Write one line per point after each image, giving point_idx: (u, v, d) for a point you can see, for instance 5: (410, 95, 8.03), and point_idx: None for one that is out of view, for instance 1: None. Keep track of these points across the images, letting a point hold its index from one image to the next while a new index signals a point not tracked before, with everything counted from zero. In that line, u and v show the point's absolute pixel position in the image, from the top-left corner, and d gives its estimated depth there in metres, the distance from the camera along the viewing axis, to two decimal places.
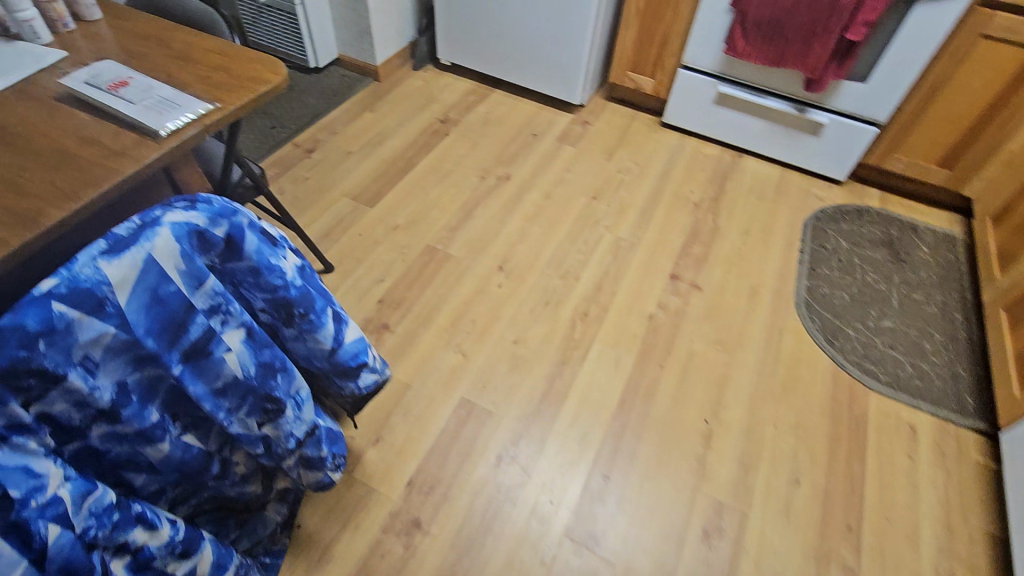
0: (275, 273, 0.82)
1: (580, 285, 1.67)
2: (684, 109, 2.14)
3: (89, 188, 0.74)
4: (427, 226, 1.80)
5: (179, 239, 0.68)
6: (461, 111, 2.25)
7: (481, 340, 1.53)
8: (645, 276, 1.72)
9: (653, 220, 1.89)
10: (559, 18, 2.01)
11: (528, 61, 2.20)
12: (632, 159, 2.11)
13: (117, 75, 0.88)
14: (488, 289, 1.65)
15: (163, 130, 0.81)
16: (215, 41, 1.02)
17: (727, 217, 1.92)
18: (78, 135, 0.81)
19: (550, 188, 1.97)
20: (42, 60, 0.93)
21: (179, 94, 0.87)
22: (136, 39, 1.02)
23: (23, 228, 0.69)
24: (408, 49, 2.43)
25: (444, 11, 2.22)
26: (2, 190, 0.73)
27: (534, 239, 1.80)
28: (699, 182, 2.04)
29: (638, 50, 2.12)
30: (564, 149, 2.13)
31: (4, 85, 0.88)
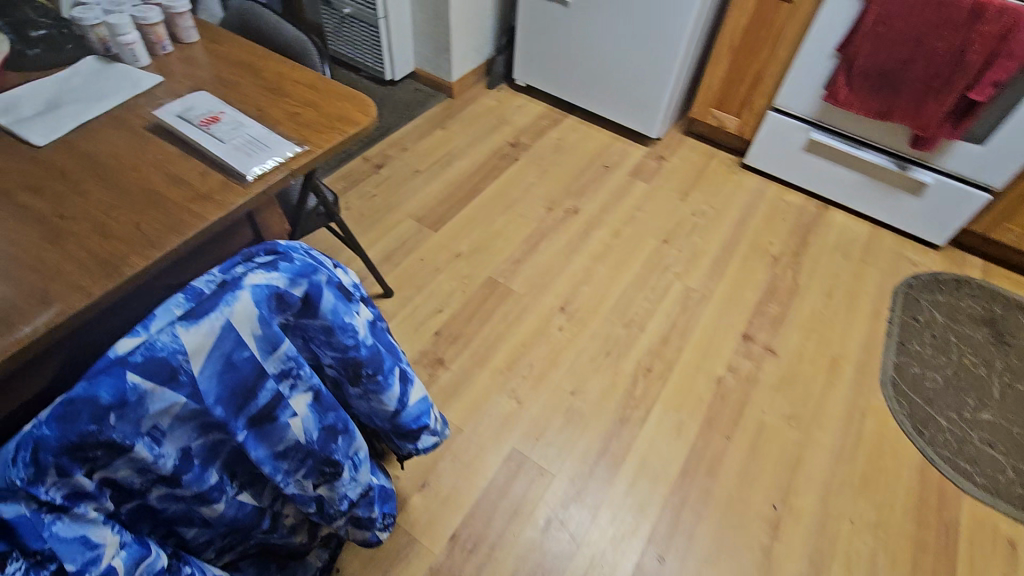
0: (348, 333, 0.78)
1: (644, 336, 1.58)
2: (769, 153, 2.02)
3: (172, 234, 0.71)
4: (490, 256, 1.75)
5: (258, 304, 0.65)
6: (533, 135, 2.20)
7: (537, 386, 1.46)
8: (715, 332, 1.61)
9: (726, 271, 1.78)
10: (647, 49, 1.92)
11: (607, 89, 2.13)
12: (709, 201, 2.00)
13: (210, 110, 0.85)
14: (548, 331, 1.58)
15: (250, 175, 0.78)
16: (306, 73, 1.00)
17: (808, 275, 1.78)
18: (166, 173, 0.79)
19: (619, 226, 1.88)
20: (138, 85, 0.93)
21: (268, 134, 0.84)
22: (230, 65, 1.01)
23: (105, 277, 0.66)
24: (485, 66, 2.40)
25: (526, 32, 2.17)
26: (88, 230, 0.71)
27: (599, 281, 1.72)
28: (779, 232, 1.91)
29: (725, 87, 2.01)
30: (637, 184, 2.04)
31: (100, 110, 0.88)
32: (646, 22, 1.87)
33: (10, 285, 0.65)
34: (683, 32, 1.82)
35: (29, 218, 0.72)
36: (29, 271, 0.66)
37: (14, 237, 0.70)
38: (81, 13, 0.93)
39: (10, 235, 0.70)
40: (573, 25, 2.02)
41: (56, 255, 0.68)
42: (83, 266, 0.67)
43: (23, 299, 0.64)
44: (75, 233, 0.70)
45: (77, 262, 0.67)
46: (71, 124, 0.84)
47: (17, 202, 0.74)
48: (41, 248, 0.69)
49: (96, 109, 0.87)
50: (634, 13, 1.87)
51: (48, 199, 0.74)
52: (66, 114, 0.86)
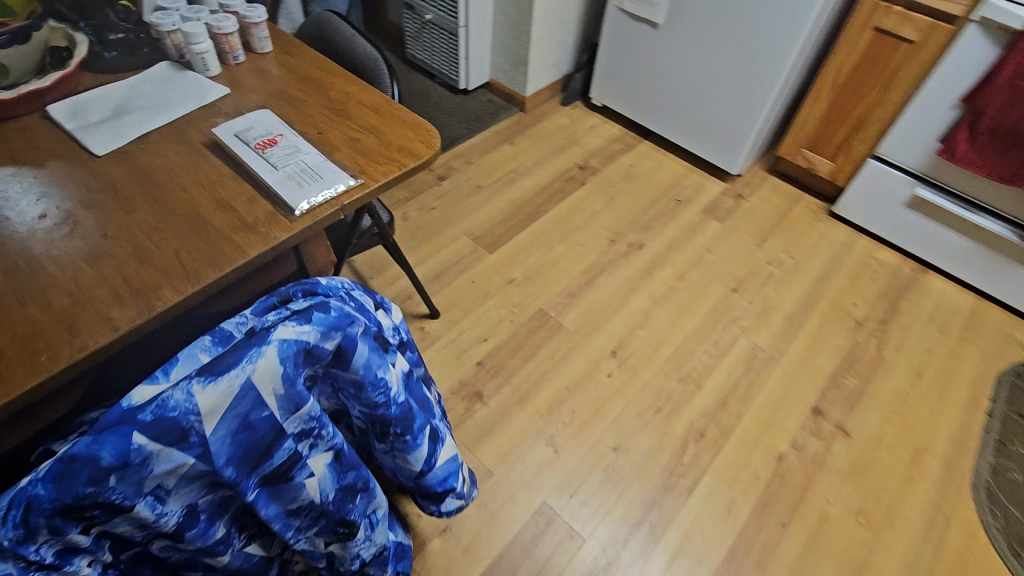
0: (378, 389, 0.72)
1: (700, 396, 1.46)
2: (864, 204, 1.83)
3: (209, 268, 0.67)
4: (544, 286, 1.67)
5: (284, 361, 0.60)
6: (603, 159, 2.10)
7: (577, 435, 1.37)
8: (781, 401, 1.46)
9: (801, 332, 1.62)
10: (739, 79, 1.79)
11: (690, 117, 2.00)
12: (788, 250, 1.83)
13: (269, 131, 0.82)
14: (596, 376, 1.48)
15: (298, 209, 0.74)
16: (373, 94, 0.95)
17: (896, 348, 1.59)
18: (215, 197, 0.75)
19: (685, 268, 1.75)
20: (203, 97, 0.90)
21: (324, 163, 0.80)
22: (297, 78, 0.97)
23: (136, 310, 0.63)
24: (561, 82, 2.31)
25: (608, 51, 2.07)
26: (128, 255, 0.68)
27: (657, 327, 1.60)
28: (866, 294, 1.72)
29: (822, 128, 1.83)
30: (710, 223, 1.90)
31: (163, 121, 0.86)
32: (741, 51, 1.73)
33: (42, 307, 0.63)
34: (783, 65, 1.67)
35: (74, 233, 0.70)
36: (64, 294, 0.64)
37: (57, 253, 0.68)
38: (159, 19, 0.92)
39: (52, 251, 0.68)
40: (661, 47, 1.91)
41: (92, 279, 0.65)
42: (115, 295, 0.64)
43: (51, 325, 0.61)
44: (114, 255, 0.68)
45: (110, 289, 0.65)
46: (131, 135, 0.82)
47: (66, 216, 0.72)
48: (79, 268, 0.66)
49: (158, 120, 0.85)
50: (729, 41, 1.74)
51: (96, 215, 0.73)
52: (128, 123, 0.84)
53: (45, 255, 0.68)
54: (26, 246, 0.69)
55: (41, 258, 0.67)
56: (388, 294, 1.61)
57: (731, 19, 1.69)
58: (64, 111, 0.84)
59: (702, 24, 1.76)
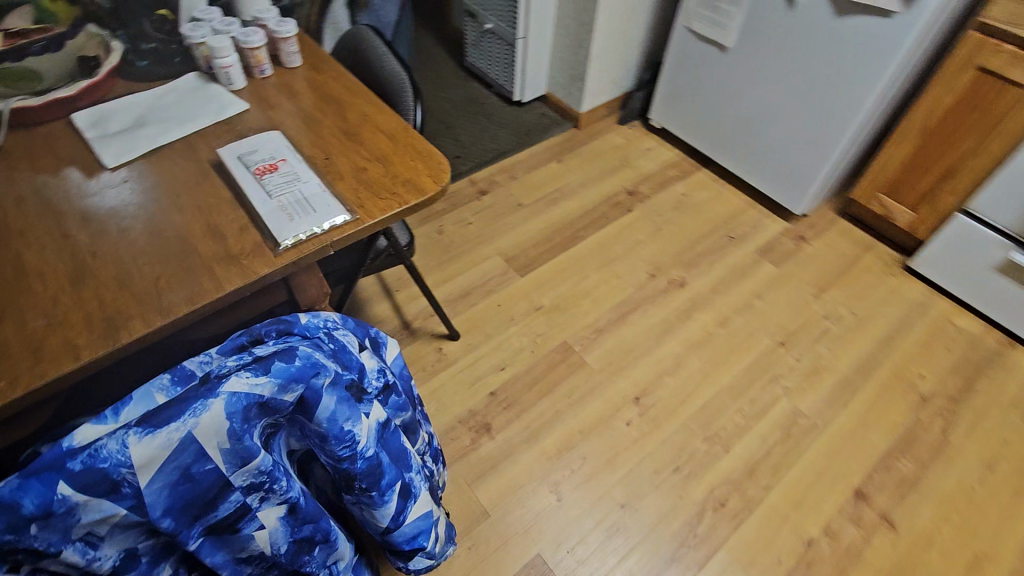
0: (343, 443, 0.68)
1: (726, 459, 1.33)
2: (946, 262, 1.62)
3: (183, 302, 0.65)
4: (572, 318, 1.59)
5: (230, 416, 0.57)
6: (654, 185, 1.98)
7: (584, 485, 1.29)
8: (820, 478, 1.31)
9: (852, 400, 1.45)
10: (813, 114, 1.64)
11: (754, 150, 1.85)
12: (850, 304, 1.66)
13: (272, 156, 0.79)
14: (614, 422, 1.39)
15: (283, 244, 0.71)
16: (391, 119, 0.91)
17: (965, 433, 1.39)
18: (207, 223, 0.74)
19: (729, 314, 1.62)
20: (221, 112, 0.89)
21: (321, 194, 0.76)
22: (319, 97, 0.95)
23: (102, 340, 0.62)
24: (620, 99, 2.21)
25: (672, 72, 1.95)
26: (107, 278, 0.67)
27: (688, 376, 1.48)
28: (937, 366, 1.52)
29: (903, 172, 1.64)
30: (764, 266, 1.75)
31: (177, 134, 0.85)
32: (817, 83, 1.58)
33: (16, 326, 0.62)
34: (863, 103, 1.51)
35: (66, 248, 0.70)
36: (37, 314, 0.63)
37: (44, 268, 0.68)
38: (190, 31, 0.92)
39: (41, 265, 0.68)
40: (730, 73, 1.78)
41: (70, 301, 0.65)
42: (87, 321, 0.63)
43: (19, 347, 0.60)
44: (96, 277, 0.67)
45: (84, 314, 0.63)
46: (143, 148, 0.82)
47: (64, 227, 0.72)
48: (61, 287, 0.66)
49: (173, 134, 0.85)
50: (806, 72, 1.59)
51: (91, 230, 0.72)
52: (144, 135, 0.84)
53: (34, 268, 0.68)
54: (18, 257, 0.69)
55: (29, 271, 0.67)
56: (411, 310, 1.58)
57: (810, 49, 1.55)
58: (87, 119, 0.85)
59: (777, 51, 1.63)
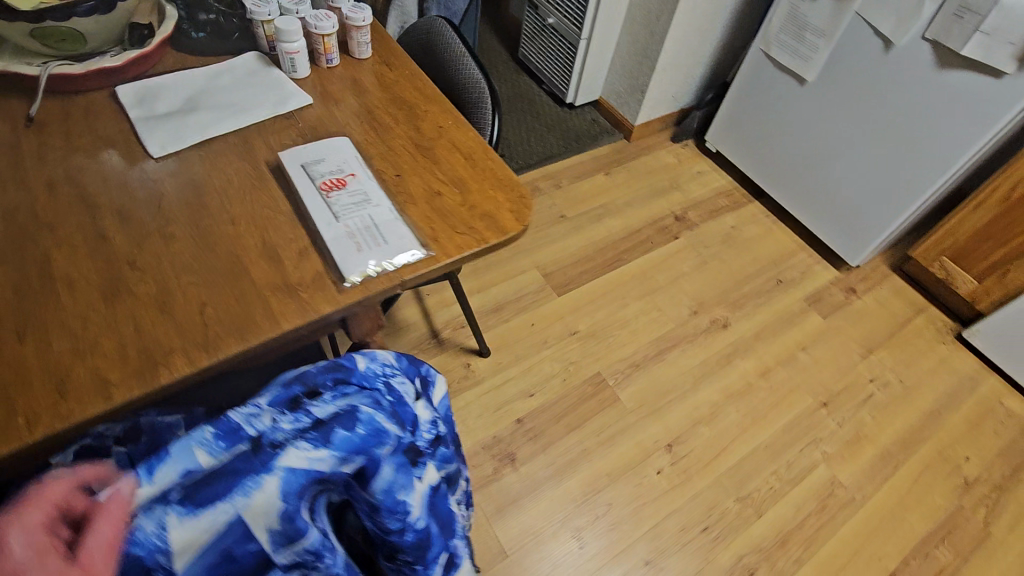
0: (395, 515, 0.59)
1: (758, 525, 1.27)
2: (1005, 339, 1.56)
3: (232, 337, 0.57)
4: (608, 348, 1.51)
5: (286, 497, 0.48)
6: (703, 213, 1.88)
7: (609, 533, 1.22)
8: (854, 559, 1.25)
9: (893, 476, 1.38)
10: (890, 167, 1.54)
11: (816, 191, 1.76)
12: (898, 370, 1.58)
13: (341, 168, 0.70)
14: (644, 469, 1.32)
15: (349, 280, 0.62)
16: (469, 136, 0.82)
17: (1008, 527, 1.33)
18: (263, 240, 0.65)
19: (772, 364, 1.55)
20: (283, 104, 0.79)
21: (393, 223, 0.67)
22: (390, 99, 0.85)
23: (136, 378, 0.53)
24: (676, 116, 2.10)
25: (737, 98, 1.84)
26: (147, 299, 0.58)
27: (725, 428, 1.41)
28: (983, 449, 1.46)
29: (975, 240, 1.56)
30: (811, 316, 1.67)
31: (231, 124, 0.75)
32: (901, 135, 1.49)
33: (38, 349, 0.53)
34: (948, 167, 1.43)
35: (99, 252, 0.61)
36: (65, 335, 0.55)
37: (73, 275, 0.58)
38: (255, 6, 0.82)
39: (70, 270, 0.59)
40: (803, 110, 1.68)
41: (103, 322, 0.56)
42: (121, 351, 0.54)
43: (42, 377, 0.52)
44: (135, 295, 0.58)
45: (118, 342, 0.55)
46: (194, 138, 0.72)
47: (98, 225, 0.63)
48: (94, 304, 0.57)
49: (227, 125, 0.75)
50: (889, 124, 1.50)
51: (130, 233, 0.63)
52: (195, 121, 0.74)
53: (61, 274, 0.58)
54: (43, 256, 0.59)
55: (55, 277, 0.58)
56: (440, 319, 1.49)
57: (899, 100, 1.45)
58: (133, 95, 0.75)
59: (862, 97, 1.53)
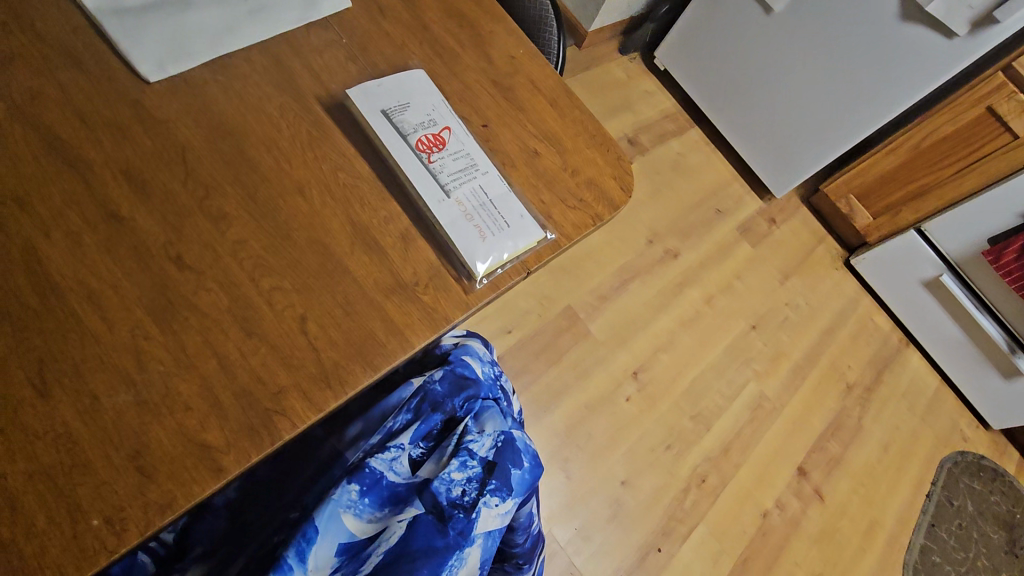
0: (525, 530, 0.54)
1: (708, 439, 1.45)
2: (885, 267, 1.85)
3: (357, 363, 0.43)
4: (577, 280, 1.49)
5: (485, 565, 0.41)
6: (653, 137, 1.87)
7: (590, 461, 1.30)
8: (775, 459, 1.51)
9: (802, 386, 1.65)
10: (831, 109, 1.64)
11: (757, 124, 1.83)
12: (806, 294, 1.82)
13: (432, 119, 0.54)
14: (615, 398, 1.40)
15: (479, 278, 0.50)
16: (547, 72, 0.66)
17: (873, 419, 1.69)
18: (350, 221, 0.49)
19: (714, 292, 1.68)
20: (313, 6, 0.56)
21: (507, 196, 0.54)
22: (444, 9, 0.64)
23: (249, 437, 0.39)
24: (626, 25, 1.96)
25: (697, 16, 1.78)
26: (222, 317, 0.42)
27: (680, 353, 1.53)
28: (860, 358, 1.79)
29: (881, 181, 1.77)
30: (743, 246, 1.81)
31: (251, 34, 0.52)
32: (849, 79, 1.57)
33: (82, 409, 0.36)
34: (881, 116, 1.56)
35: (121, 243, 0.41)
36: (117, 382, 0.37)
37: (95, 282, 0.40)
38: None
39: (86, 274, 0.40)
40: (760, 40, 1.68)
41: (169, 356, 0.39)
42: (211, 399, 0.39)
43: (106, 452, 0.36)
44: (198, 310, 0.41)
45: (203, 386, 0.39)
46: (202, 54, 0.49)
47: (103, 198, 0.42)
48: (145, 329, 0.39)
49: (245, 36, 0.52)
50: (839, 67, 1.57)
51: (159, 210, 0.43)
52: (196, 25, 0.50)
53: (73, 282, 0.39)
54: (32, 253, 0.39)
55: (64, 286, 0.39)
56: None
57: (855, 44, 1.51)
58: None
59: (821, 35, 1.56)
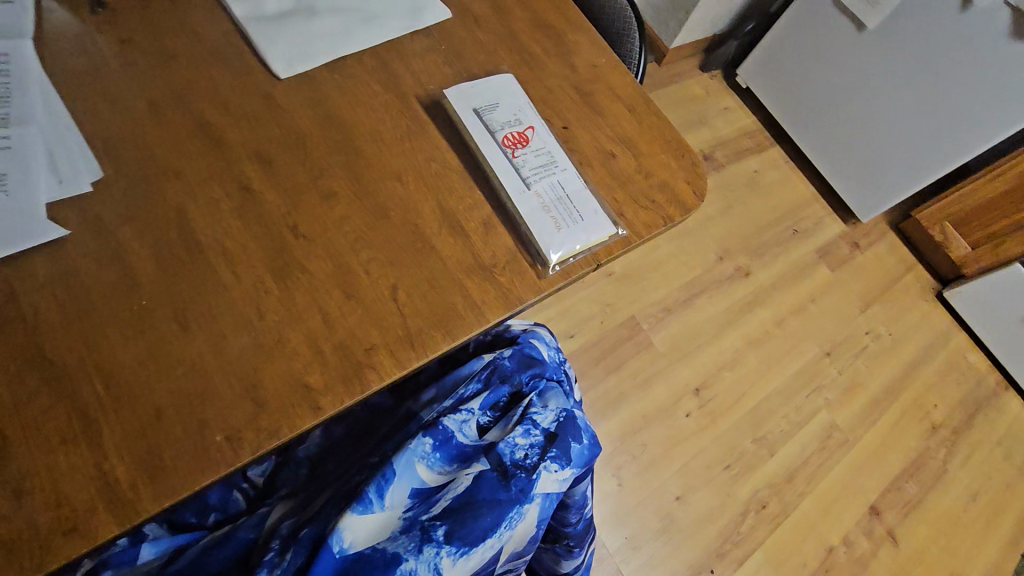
0: (578, 510, 0.57)
1: (770, 464, 1.40)
2: (983, 301, 1.72)
3: (437, 331, 0.48)
4: (642, 292, 1.49)
5: (540, 524, 0.44)
6: (730, 154, 1.84)
7: (644, 471, 1.29)
8: (844, 493, 1.43)
9: (878, 419, 1.56)
10: (928, 131, 1.56)
11: (845, 144, 1.76)
12: (889, 324, 1.72)
13: (517, 118, 0.59)
14: (674, 412, 1.38)
15: (552, 265, 0.54)
16: (626, 81, 0.70)
17: (961, 464, 1.56)
18: (439, 205, 0.54)
19: (786, 314, 1.62)
20: (418, 17, 0.63)
21: (582, 191, 0.58)
22: (533, 21, 0.69)
23: (344, 383, 0.44)
24: (709, 42, 1.95)
25: (785, 30, 1.73)
26: (327, 282, 0.48)
27: (746, 373, 1.49)
28: (948, 397, 1.66)
29: (982, 209, 1.66)
30: (820, 269, 1.74)
31: (364, 39, 0.59)
32: (953, 100, 1.49)
33: (213, 345, 0.43)
34: (987, 139, 1.48)
35: (251, 210, 0.49)
36: (240, 325, 0.44)
37: (227, 243, 0.47)
38: None
39: (221, 235, 0.47)
40: (853, 59, 1.62)
41: (282, 309, 0.46)
42: (315, 347, 0.45)
43: (230, 381, 0.42)
44: (309, 272, 0.47)
45: (308, 336, 0.45)
46: (323, 56, 0.57)
47: (239, 173, 0.50)
48: (264, 284, 0.46)
49: (360, 41, 0.59)
50: (941, 87, 1.50)
51: (280, 185, 0.50)
52: (319, 31, 0.58)
53: (213, 240, 0.47)
54: (182, 214, 0.47)
55: (205, 243, 0.46)
56: None
57: (960, 64, 1.44)
58: None
59: (920, 55, 1.50)
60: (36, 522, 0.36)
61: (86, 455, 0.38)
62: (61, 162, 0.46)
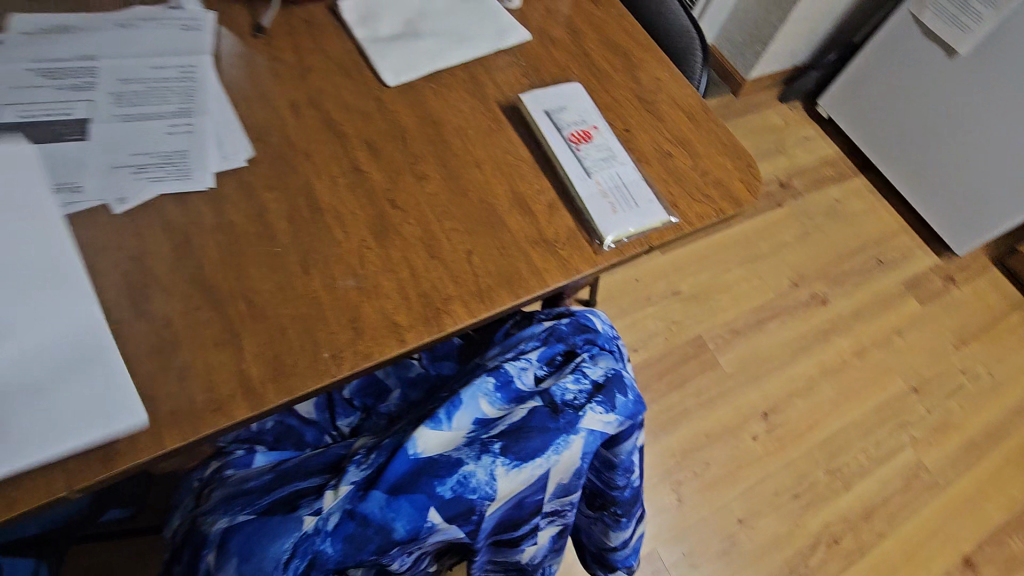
0: (626, 474, 0.61)
1: (845, 498, 1.33)
2: None
3: (504, 290, 0.56)
4: (709, 312, 1.50)
5: (584, 456, 0.49)
6: (809, 182, 1.81)
7: (705, 490, 1.28)
8: (931, 538, 1.32)
9: (976, 464, 1.43)
10: None
11: (938, 173, 1.69)
12: (989, 364, 1.59)
13: (583, 120, 0.67)
14: (740, 433, 1.36)
15: (607, 242, 0.61)
16: (688, 92, 0.76)
17: None
18: (512, 189, 0.63)
19: (867, 345, 1.55)
20: (503, 38, 0.74)
21: (640, 183, 0.65)
22: (603, 41, 0.78)
23: (425, 323, 0.53)
24: (788, 73, 1.96)
25: (872, 60, 1.72)
26: (416, 245, 0.57)
27: (820, 402, 1.44)
28: None
29: None
30: (908, 301, 1.66)
31: (457, 56, 0.71)
32: None
33: (326, 284, 0.53)
34: None
35: (361, 186, 0.60)
36: (347, 272, 0.54)
37: (341, 210, 0.58)
38: None
39: (336, 203, 0.58)
40: (945, 86, 1.58)
41: (380, 262, 0.56)
42: (403, 294, 0.54)
43: (337, 313, 0.52)
44: (402, 236, 0.58)
45: (398, 284, 0.55)
46: (424, 69, 0.69)
47: (352, 158, 0.62)
48: (367, 242, 0.57)
49: (454, 56, 0.70)
50: None
51: (383, 168, 0.62)
52: (422, 49, 0.70)
53: (330, 205, 0.58)
54: (308, 186, 0.59)
55: (323, 209, 0.58)
56: None
57: None
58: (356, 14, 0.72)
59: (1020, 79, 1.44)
60: (193, 400, 0.47)
61: (230, 355, 0.49)
62: (226, 143, 0.59)
